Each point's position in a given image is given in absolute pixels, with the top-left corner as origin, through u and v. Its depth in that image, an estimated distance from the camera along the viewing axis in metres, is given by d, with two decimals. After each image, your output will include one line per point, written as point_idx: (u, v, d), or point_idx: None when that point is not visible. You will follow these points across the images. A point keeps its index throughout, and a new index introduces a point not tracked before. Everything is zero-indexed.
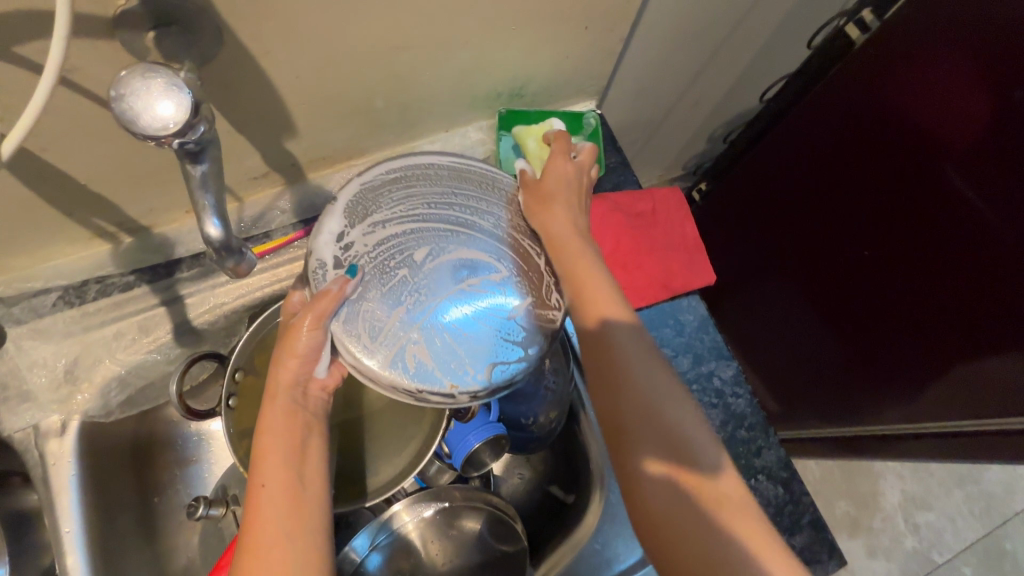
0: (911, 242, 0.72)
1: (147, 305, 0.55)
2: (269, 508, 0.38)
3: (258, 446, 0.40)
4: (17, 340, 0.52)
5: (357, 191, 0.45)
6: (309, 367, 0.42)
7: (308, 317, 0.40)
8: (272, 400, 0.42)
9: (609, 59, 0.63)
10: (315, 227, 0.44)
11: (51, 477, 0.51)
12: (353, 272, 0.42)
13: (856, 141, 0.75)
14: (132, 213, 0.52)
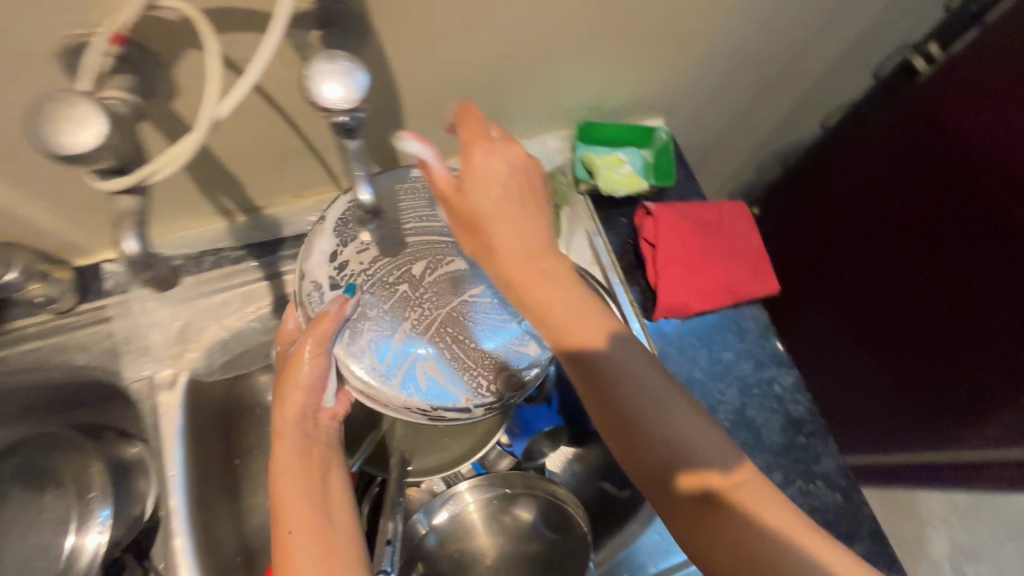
0: (931, 283, 0.77)
1: (252, 278, 0.61)
2: (303, 551, 0.40)
3: (277, 492, 0.43)
4: (139, 300, 0.58)
5: (347, 213, 0.50)
6: (316, 397, 0.47)
7: (309, 343, 0.45)
8: (284, 442, 0.45)
9: (684, 79, 0.67)
10: (307, 251, 0.49)
11: (160, 425, 0.56)
12: (351, 291, 0.47)
13: (908, 168, 0.77)
14: (251, 194, 0.58)
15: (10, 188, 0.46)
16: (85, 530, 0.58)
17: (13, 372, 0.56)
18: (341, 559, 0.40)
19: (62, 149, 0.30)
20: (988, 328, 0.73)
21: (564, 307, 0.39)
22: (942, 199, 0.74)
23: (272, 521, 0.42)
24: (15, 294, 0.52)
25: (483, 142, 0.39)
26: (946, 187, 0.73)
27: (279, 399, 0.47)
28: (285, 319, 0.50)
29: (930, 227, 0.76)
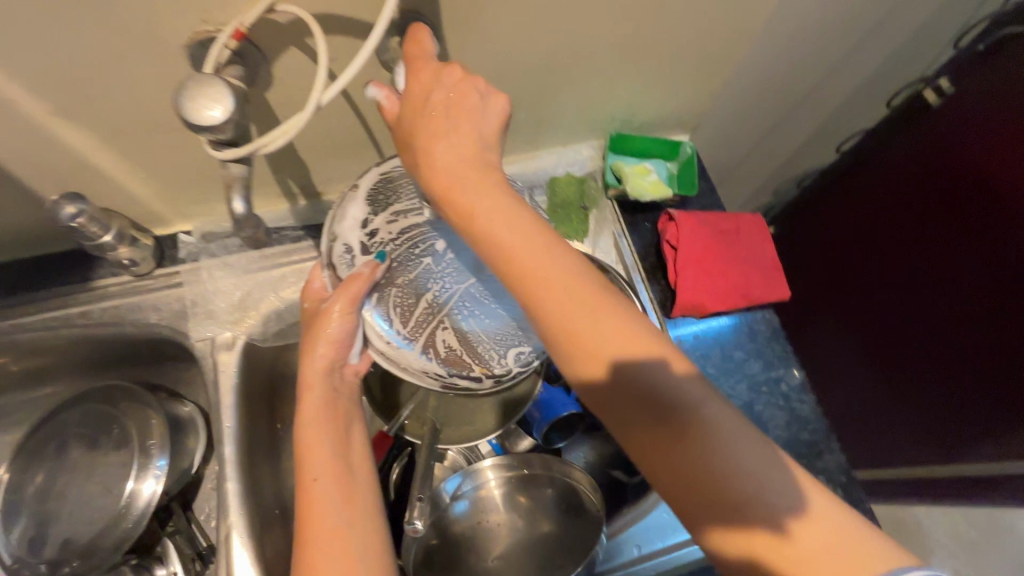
0: (934, 304, 0.81)
1: (308, 256, 0.67)
2: (326, 496, 0.44)
3: (304, 444, 0.47)
4: (208, 269, 0.65)
5: (380, 181, 0.50)
6: (343, 353, 0.50)
7: (340, 302, 0.47)
8: (313, 393, 0.49)
9: (710, 100, 0.73)
10: (338, 214, 0.49)
11: (220, 381, 0.63)
12: (382, 257, 0.47)
13: (927, 189, 0.80)
14: (315, 180, 0.65)
15: (118, 158, 0.53)
16: (143, 477, 0.63)
17: (94, 324, 0.63)
18: (358, 507, 0.44)
19: (198, 122, 0.37)
20: (979, 354, 0.77)
21: (539, 256, 0.34)
22: (956, 226, 0.77)
23: (299, 469, 0.46)
24: (107, 254, 0.59)
25: (426, 88, 0.38)
26: (960, 215, 0.76)
27: (309, 353, 0.50)
28: (311, 277, 0.52)
29: (939, 251, 0.79)
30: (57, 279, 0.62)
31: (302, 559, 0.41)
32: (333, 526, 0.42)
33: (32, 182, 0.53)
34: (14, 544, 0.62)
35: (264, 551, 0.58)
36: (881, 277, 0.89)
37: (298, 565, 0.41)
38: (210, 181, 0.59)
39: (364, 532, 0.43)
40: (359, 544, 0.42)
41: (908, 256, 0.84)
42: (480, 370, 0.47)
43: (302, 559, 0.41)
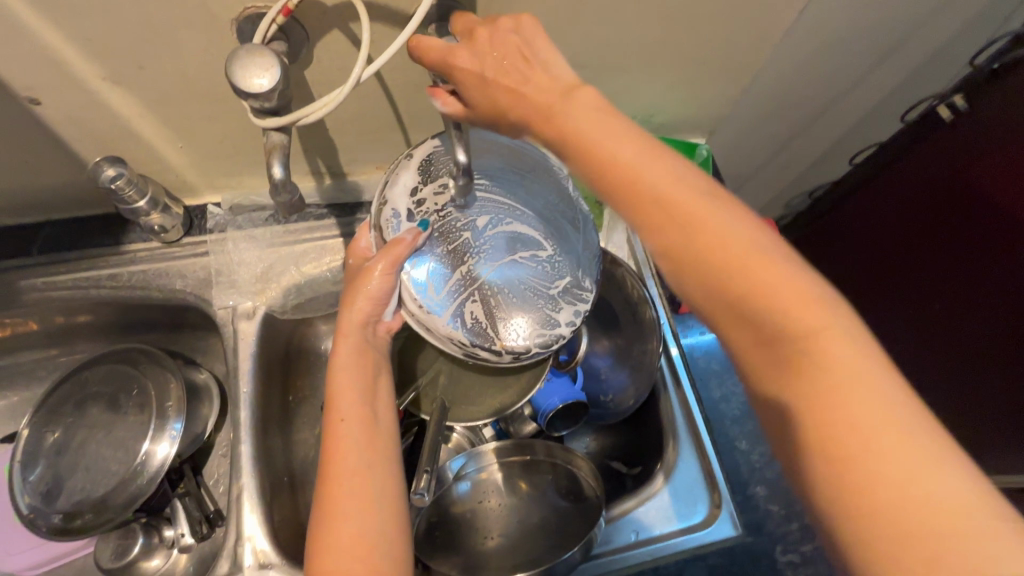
0: (940, 316, 0.84)
1: (330, 234, 0.69)
2: (350, 440, 0.45)
3: (333, 389, 0.48)
4: (234, 240, 0.67)
5: (432, 151, 0.53)
6: (378, 308, 0.51)
7: (382, 261, 0.49)
8: (346, 343, 0.50)
9: (729, 105, 0.75)
10: (391, 179, 0.52)
11: (239, 348, 0.65)
12: (424, 226, 0.51)
13: (952, 203, 0.79)
14: (342, 160, 0.67)
15: (159, 126, 0.56)
16: (158, 439, 0.64)
17: (121, 288, 0.65)
18: (379, 455, 0.45)
19: (246, 89, 0.39)
20: (989, 362, 0.78)
21: (653, 166, 0.37)
22: (957, 244, 0.79)
23: (326, 412, 0.47)
24: (139, 219, 0.62)
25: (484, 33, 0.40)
26: (963, 232, 0.78)
27: (347, 307, 0.51)
28: (357, 237, 0.55)
29: (945, 266, 0.81)
30: (91, 241, 0.65)
31: (325, 496, 0.43)
32: (355, 469, 0.44)
33: (75, 145, 0.56)
34: (30, 492, 0.63)
35: (272, 515, 0.60)
36: (904, 276, 0.89)
37: (321, 503, 0.43)
38: (242, 155, 0.62)
39: (383, 478, 0.44)
40: (378, 490, 0.43)
41: (918, 267, 0.86)
42: (503, 338, 0.50)
43: (325, 497, 0.43)
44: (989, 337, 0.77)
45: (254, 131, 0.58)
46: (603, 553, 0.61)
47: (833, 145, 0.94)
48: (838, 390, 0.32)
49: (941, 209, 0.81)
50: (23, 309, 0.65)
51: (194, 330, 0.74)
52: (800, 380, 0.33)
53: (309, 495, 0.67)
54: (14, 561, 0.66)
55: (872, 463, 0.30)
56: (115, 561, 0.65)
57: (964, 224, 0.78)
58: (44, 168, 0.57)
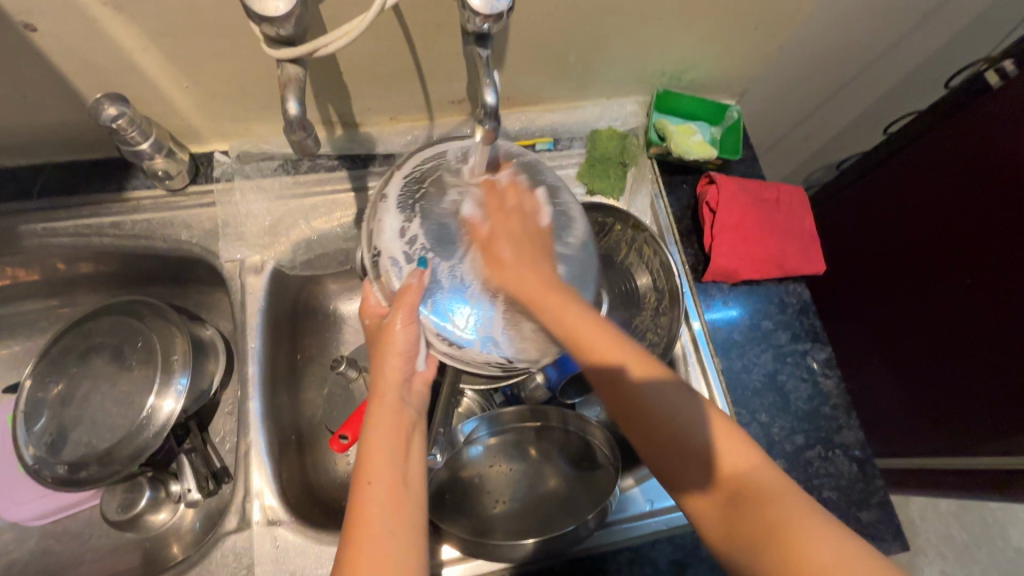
0: (959, 299, 0.77)
1: (340, 188, 0.67)
2: (375, 507, 0.40)
3: (366, 445, 0.44)
4: (242, 190, 0.64)
5: (404, 184, 0.50)
6: (410, 364, 0.48)
7: (400, 314, 0.45)
8: (380, 401, 0.46)
9: (763, 63, 0.70)
10: (376, 228, 0.48)
11: (247, 302, 0.63)
12: (423, 262, 0.46)
13: (992, 182, 0.71)
14: (355, 108, 0.63)
15: (163, 62, 0.52)
16: (164, 395, 0.62)
17: (125, 236, 0.63)
18: (405, 522, 0.41)
19: (261, 13, 0.36)
20: (984, 369, 0.75)
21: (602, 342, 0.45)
22: (977, 213, 0.73)
23: (355, 471, 0.43)
24: (143, 162, 0.59)
25: (506, 195, 0.50)
26: (978, 202, 0.73)
27: (379, 368, 0.48)
28: (365, 295, 0.51)
29: (963, 241, 0.75)
30: (94, 187, 0.63)
31: (344, 564, 0.38)
32: (377, 535, 0.39)
33: (75, 80, 0.53)
34: (34, 442, 0.62)
35: (280, 472, 0.59)
36: (909, 270, 0.83)
37: (338, 572, 0.38)
38: (250, 98, 0.59)
39: (404, 549, 0.39)
40: (398, 563, 0.38)
41: (927, 249, 0.80)
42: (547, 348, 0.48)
43: (343, 567, 0.38)
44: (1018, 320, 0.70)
45: (263, 71, 0.55)
46: (619, 521, 0.60)
47: (866, 115, 0.89)
48: (764, 503, 0.38)
49: (962, 179, 0.74)
50: (21, 256, 0.63)
51: (199, 285, 0.72)
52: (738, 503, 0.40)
53: (316, 455, 0.66)
54: (18, 511, 0.66)
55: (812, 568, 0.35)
56: (121, 514, 0.63)
57: (980, 191, 0.72)
58: (44, 104, 0.55)
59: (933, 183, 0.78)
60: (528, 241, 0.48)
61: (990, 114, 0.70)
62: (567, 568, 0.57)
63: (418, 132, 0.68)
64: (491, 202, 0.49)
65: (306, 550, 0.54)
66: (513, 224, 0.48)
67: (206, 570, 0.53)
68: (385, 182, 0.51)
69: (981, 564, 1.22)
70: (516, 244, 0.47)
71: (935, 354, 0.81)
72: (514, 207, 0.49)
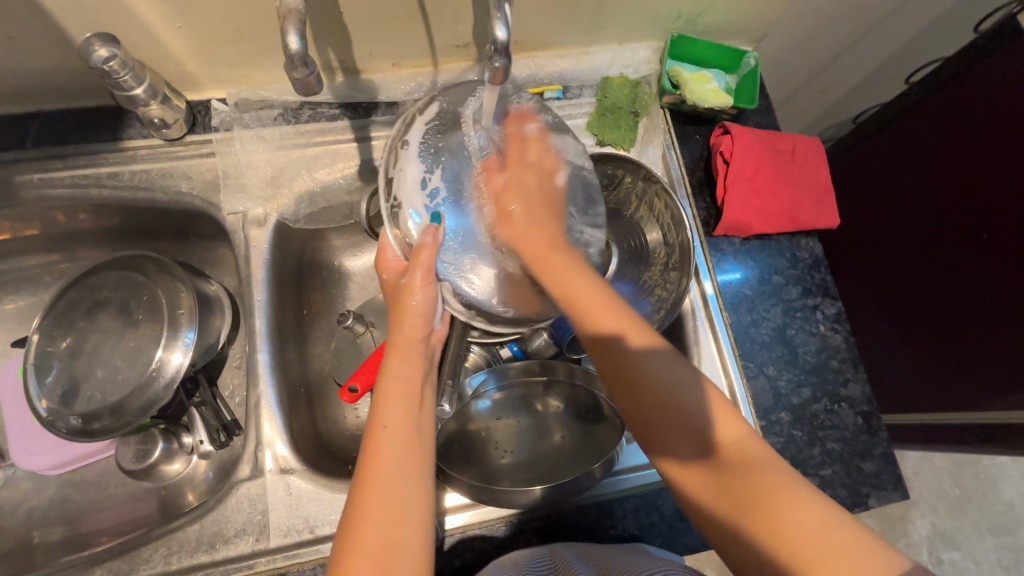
0: (968, 255, 0.77)
1: (342, 138, 0.65)
2: (389, 447, 0.41)
3: (381, 392, 0.44)
4: (241, 140, 0.63)
5: (427, 129, 0.48)
6: (428, 322, 0.49)
7: (420, 274, 0.46)
8: (398, 353, 0.47)
9: (783, 6, 0.67)
10: (397, 177, 0.46)
11: (251, 256, 0.62)
12: (437, 218, 0.46)
13: (1014, 138, 0.69)
14: (356, 54, 0.61)
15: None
16: (172, 348, 0.62)
17: (124, 187, 0.61)
18: (418, 463, 0.41)
19: None
20: (987, 325, 0.76)
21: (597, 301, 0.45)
22: (992, 171, 0.72)
23: (369, 414, 0.43)
24: (138, 109, 0.57)
25: (529, 145, 0.51)
26: (994, 162, 0.71)
27: (397, 324, 0.48)
28: (383, 249, 0.50)
29: (977, 199, 0.74)
30: (91, 136, 0.61)
31: (358, 497, 0.39)
32: (392, 471, 0.40)
33: (62, 18, 0.50)
34: (46, 394, 0.62)
35: (291, 423, 0.59)
36: (918, 227, 0.83)
37: (351, 503, 0.39)
38: (245, 41, 0.56)
39: (416, 487, 0.40)
40: (409, 505, 0.39)
41: (940, 207, 0.79)
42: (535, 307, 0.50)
43: (357, 497, 0.39)
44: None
45: (258, 9, 0.52)
46: (624, 471, 0.60)
47: (887, 65, 0.86)
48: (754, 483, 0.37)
49: (979, 136, 0.73)
50: (20, 208, 0.61)
51: (202, 240, 0.71)
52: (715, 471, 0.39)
53: (325, 407, 0.67)
54: (36, 461, 0.66)
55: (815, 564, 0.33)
56: (138, 463, 0.64)
57: (997, 149, 0.71)
58: (31, 46, 0.52)
59: (953, 139, 0.76)
60: (540, 201, 0.50)
61: (1013, 66, 0.67)
62: (575, 514, 0.59)
63: (422, 79, 0.66)
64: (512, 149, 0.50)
65: (319, 496, 0.55)
66: (528, 182, 0.50)
67: (222, 515, 0.54)
68: (404, 124, 0.49)
69: (971, 517, 1.25)
70: (527, 201, 0.49)
71: (939, 310, 0.82)
72: (534, 163, 0.51)
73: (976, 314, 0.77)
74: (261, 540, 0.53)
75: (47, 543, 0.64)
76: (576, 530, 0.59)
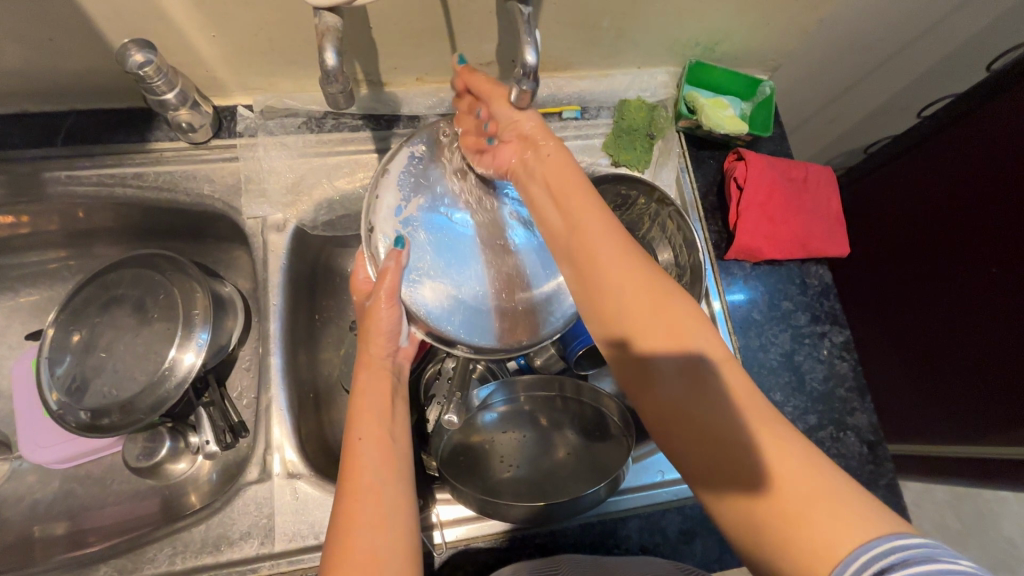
0: (973, 288, 0.77)
1: (364, 148, 0.66)
2: (367, 458, 0.43)
3: (354, 410, 0.46)
4: (265, 146, 0.64)
5: (407, 167, 0.52)
6: (394, 341, 0.51)
7: (383, 294, 0.48)
8: (366, 372, 0.49)
9: (798, 39, 0.68)
10: (373, 204, 0.50)
11: (269, 260, 0.63)
12: (401, 243, 0.49)
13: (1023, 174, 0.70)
14: (381, 68, 0.62)
15: (191, 8, 0.51)
16: (185, 348, 0.62)
17: (148, 187, 0.62)
18: (395, 472, 0.43)
19: None
20: (991, 359, 0.76)
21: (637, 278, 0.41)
22: (1000, 203, 0.73)
23: (344, 430, 0.45)
24: (168, 113, 0.58)
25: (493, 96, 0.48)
26: (1000, 197, 0.73)
27: (363, 343, 0.50)
28: (355, 270, 0.53)
29: (985, 233, 0.75)
30: (119, 136, 0.63)
31: (342, 505, 0.40)
32: (371, 481, 0.42)
33: (101, 24, 0.52)
34: (57, 386, 0.62)
35: (299, 428, 0.60)
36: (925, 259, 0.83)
37: (336, 516, 0.40)
38: (276, 52, 0.58)
39: (395, 493, 0.42)
40: (389, 510, 0.41)
41: (949, 240, 0.80)
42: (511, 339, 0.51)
43: (341, 510, 0.40)
44: None
45: (292, 21, 0.54)
46: (630, 490, 0.61)
47: (899, 98, 0.87)
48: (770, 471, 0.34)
49: (989, 172, 0.74)
50: (43, 204, 0.62)
51: (219, 241, 0.72)
52: (697, 440, 0.37)
53: (332, 412, 0.67)
54: (42, 454, 0.67)
55: (811, 527, 0.32)
56: (144, 460, 0.65)
57: (1006, 185, 0.72)
58: (68, 48, 0.54)
59: (960, 174, 0.77)
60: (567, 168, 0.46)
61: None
62: (579, 532, 0.59)
63: (444, 95, 0.67)
64: (463, 123, 0.53)
65: (325, 503, 0.56)
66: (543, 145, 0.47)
67: (228, 517, 0.54)
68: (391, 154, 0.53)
69: (970, 552, 1.24)
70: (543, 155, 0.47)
71: (940, 342, 0.83)
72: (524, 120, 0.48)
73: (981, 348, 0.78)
74: (266, 545, 0.54)
75: (48, 537, 0.64)
76: (578, 547, 0.59)
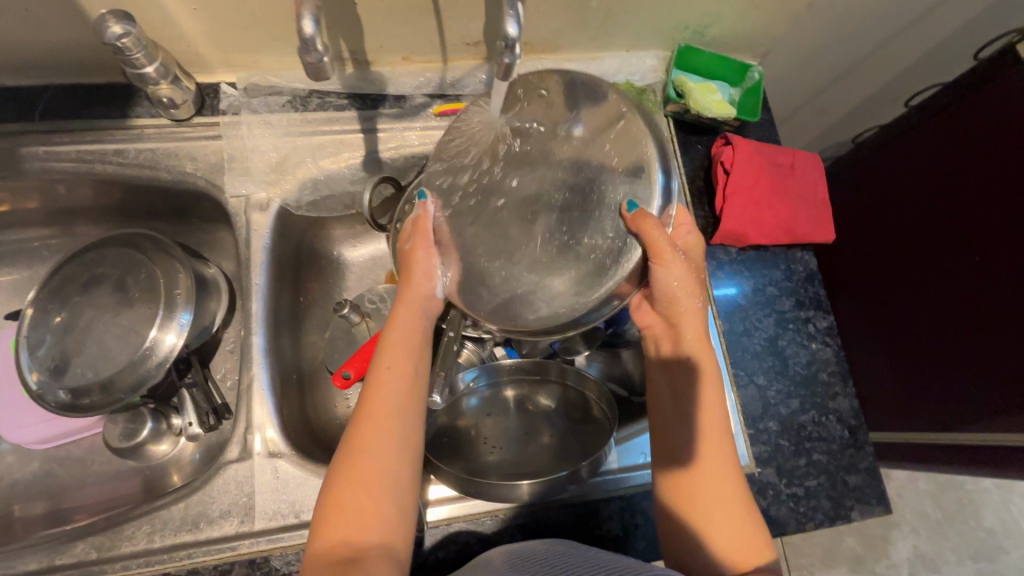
0: (955, 276, 0.78)
1: (349, 128, 0.65)
2: (388, 384, 0.46)
3: (386, 340, 0.49)
4: (249, 124, 0.63)
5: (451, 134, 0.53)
6: (432, 283, 0.51)
7: (419, 238, 0.51)
8: (404, 307, 0.50)
9: (787, 25, 0.68)
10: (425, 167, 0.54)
11: (251, 240, 0.62)
12: (424, 196, 0.52)
13: (1003, 161, 0.70)
14: (366, 45, 0.61)
15: None
16: (166, 328, 0.62)
17: (127, 165, 0.61)
18: (411, 407, 0.46)
19: None
20: (971, 346, 0.77)
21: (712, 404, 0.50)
22: (983, 190, 0.73)
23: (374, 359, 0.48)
24: (148, 87, 0.57)
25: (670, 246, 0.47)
26: (982, 185, 0.73)
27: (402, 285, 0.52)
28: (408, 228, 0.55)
29: (969, 220, 0.75)
30: (98, 112, 0.62)
31: (358, 424, 0.44)
32: (387, 411, 0.45)
33: None
34: (37, 366, 0.62)
35: (281, 409, 0.59)
36: (911, 247, 0.84)
37: (353, 434, 0.44)
38: (258, 27, 0.57)
39: (408, 428, 0.45)
40: (399, 441, 0.44)
41: (933, 228, 0.80)
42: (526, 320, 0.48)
43: (356, 432, 0.44)
44: (1010, 297, 0.71)
45: None
46: (612, 471, 0.61)
47: (889, 87, 0.87)
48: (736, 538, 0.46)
49: (972, 161, 0.74)
50: (23, 180, 0.61)
51: (203, 222, 0.71)
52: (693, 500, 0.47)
53: (315, 394, 0.67)
54: (21, 434, 0.67)
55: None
56: (125, 441, 0.64)
57: (988, 172, 0.72)
58: (47, 20, 0.53)
59: (948, 165, 0.77)
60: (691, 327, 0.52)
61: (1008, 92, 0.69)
62: (561, 514, 0.59)
63: (431, 74, 0.67)
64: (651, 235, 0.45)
65: (305, 482, 0.55)
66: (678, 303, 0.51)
67: (208, 495, 0.54)
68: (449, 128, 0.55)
69: (950, 541, 1.26)
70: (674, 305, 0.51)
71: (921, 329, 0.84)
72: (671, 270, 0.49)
73: (963, 337, 0.78)
74: (246, 523, 0.53)
75: (27, 517, 0.64)
76: (560, 529, 0.58)
